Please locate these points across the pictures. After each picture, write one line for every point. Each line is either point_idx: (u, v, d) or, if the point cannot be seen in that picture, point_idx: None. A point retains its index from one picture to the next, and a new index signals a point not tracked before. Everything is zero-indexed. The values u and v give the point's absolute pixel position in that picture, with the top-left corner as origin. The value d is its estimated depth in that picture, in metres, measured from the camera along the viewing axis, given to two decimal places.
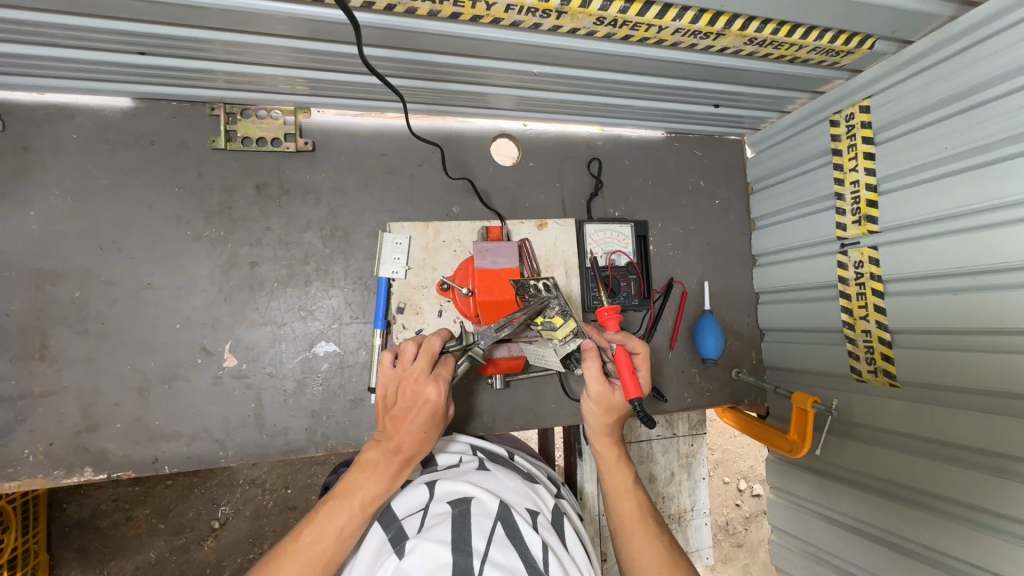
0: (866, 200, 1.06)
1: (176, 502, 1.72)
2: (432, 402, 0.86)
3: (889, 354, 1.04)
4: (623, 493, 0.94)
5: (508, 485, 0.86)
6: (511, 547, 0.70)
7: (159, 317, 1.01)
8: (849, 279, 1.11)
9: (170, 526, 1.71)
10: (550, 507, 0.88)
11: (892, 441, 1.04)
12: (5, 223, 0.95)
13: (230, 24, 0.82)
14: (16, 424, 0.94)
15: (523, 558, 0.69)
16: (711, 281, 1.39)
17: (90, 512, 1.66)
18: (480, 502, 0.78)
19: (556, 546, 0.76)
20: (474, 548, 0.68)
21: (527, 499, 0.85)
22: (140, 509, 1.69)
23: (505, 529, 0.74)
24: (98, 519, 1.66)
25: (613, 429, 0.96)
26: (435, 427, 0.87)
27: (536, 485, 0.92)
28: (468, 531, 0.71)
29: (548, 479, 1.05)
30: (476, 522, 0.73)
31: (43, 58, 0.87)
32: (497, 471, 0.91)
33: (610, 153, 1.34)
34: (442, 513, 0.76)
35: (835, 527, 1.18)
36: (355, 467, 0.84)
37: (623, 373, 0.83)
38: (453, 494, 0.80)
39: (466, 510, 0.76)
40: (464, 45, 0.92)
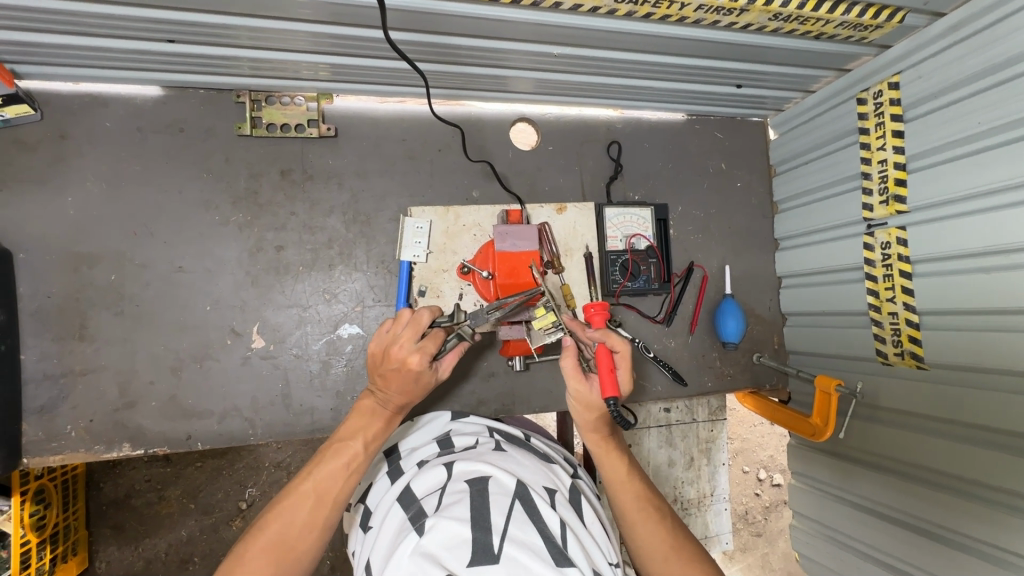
0: (894, 179, 1.04)
1: (206, 482, 1.79)
2: (415, 371, 0.88)
3: (917, 337, 1.01)
4: (619, 484, 0.91)
5: (526, 465, 0.85)
6: (530, 523, 0.71)
7: (191, 298, 1.04)
8: (875, 261, 1.09)
9: (201, 505, 1.77)
10: (567, 486, 0.87)
11: (920, 425, 1.02)
12: (45, 209, 0.99)
13: (256, 9, 0.84)
14: (58, 401, 0.97)
15: (542, 535, 0.70)
16: (732, 265, 1.37)
17: (125, 492, 1.73)
18: (497, 481, 0.78)
19: (573, 523, 0.77)
20: (494, 524, 0.69)
21: (544, 478, 0.84)
22: (172, 489, 1.76)
23: (522, 507, 0.75)
24: (133, 498, 1.73)
25: (601, 424, 0.93)
26: (422, 387, 0.91)
27: (552, 466, 0.91)
28: (486, 508, 0.72)
29: (563, 459, 1.05)
30: (494, 501, 0.73)
31: (79, 47, 0.90)
32: (515, 451, 0.89)
33: (630, 136, 1.33)
34: (460, 492, 0.76)
35: (858, 512, 1.17)
36: (352, 414, 0.91)
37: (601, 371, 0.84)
38: (470, 473, 0.79)
39: (484, 488, 0.76)
40: (484, 26, 0.93)
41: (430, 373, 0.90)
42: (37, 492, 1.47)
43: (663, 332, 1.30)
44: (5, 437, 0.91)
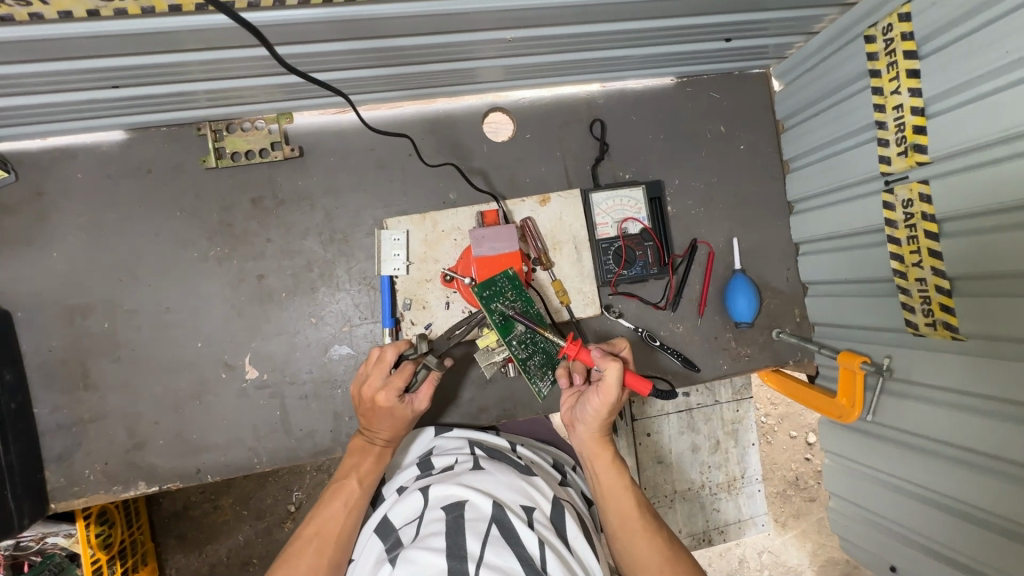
0: (911, 126, 0.90)
1: (256, 490, 1.83)
2: (388, 407, 0.93)
3: (950, 305, 0.89)
4: (614, 493, 0.86)
5: (504, 482, 0.85)
6: (507, 547, 0.72)
7: (182, 337, 1.06)
8: (897, 221, 0.96)
9: (252, 511, 1.83)
10: (548, 499, 0.86)
11: (958, 402, 0.91)
12: (35, 268, 1.02)
13: (183, 44, 0.80)
14: (75, 448, 1.02)
15: (519, 558, 0.70)
16: (741, 237, 1.27)
17: (182, 504, 1.79)
18: (474, 505, 0.78)
19: (554, 541, 0.77)
20: (469, 552, 0.70)
21: (522, 494, 0.84)
22: (225, 499, 1.81)
23: (500, 530, 0.75)
24: (190, 510, 1.80)
25: (605, 427, 0.88)
26: (403, 420, 0.95)
27: (533, 479, 0.89)
28: (462, 535, 0.72)
29: (552, 465, 1.03)
30: (469, 526, 0.74)
31: (32, 107, 0.90)
32: (494, 468, 0.89)
33: (615, 110, 1.23)
34: (436, 520, 0.76)
35: (893, 495, 1.07)
36: (345, 456, 0.96)
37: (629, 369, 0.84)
38: (446, 499, 0.80)
39: (460, 514, 0.76)
40: (426, 23, 0.85)
41: (406, 405, 0.95)
42: (101, 514, 1.54)
43: (669, 317, 1.22)
44: (28, 489, 0.96)
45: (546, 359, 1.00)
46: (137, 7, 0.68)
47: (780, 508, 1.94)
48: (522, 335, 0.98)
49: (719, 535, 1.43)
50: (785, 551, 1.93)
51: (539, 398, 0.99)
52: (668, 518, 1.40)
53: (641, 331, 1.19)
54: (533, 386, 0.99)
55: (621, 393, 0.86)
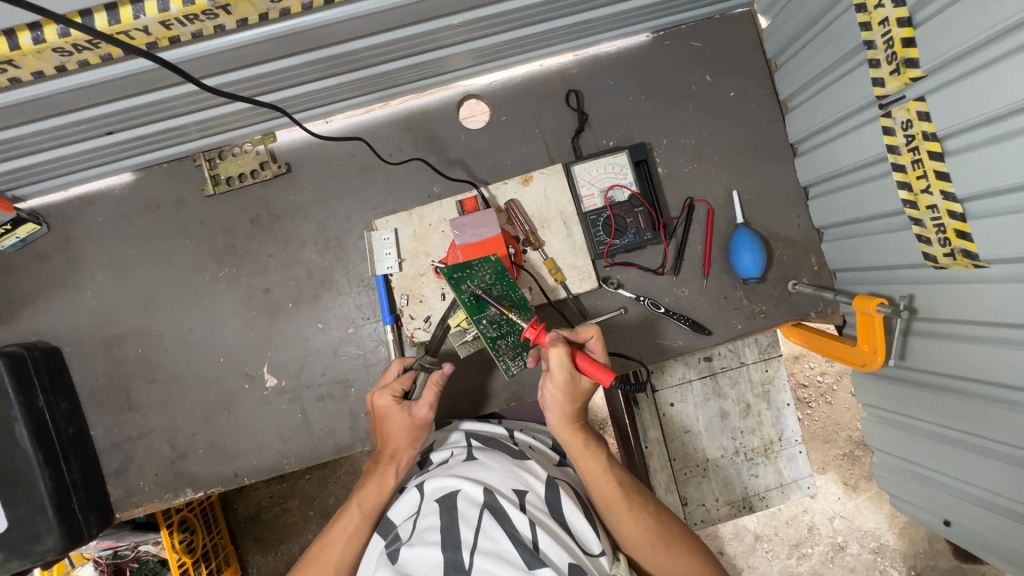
0: (900, 40, 0.82)
1: (318, 491, 1.87)
2: (385, 415, 0.93)
3: (966, 231, 0.81)
4: (597, 478, 0.87)
5: (497, 469, 0.87)
6: (499, 528, 0.74)
7: (205, 354, 1.15)
8: (899, 146, 0.87)
9: (318, 511, 1.86)
10: (542, 480, 0.88)
11: (997, 336, 0.82)
12: (74, 306, 1.14)
13: (149, 84, 0.85)
14: (128, 463, 1.13)
15: (511, 537, 0.73)
16: (741, 189, 1.20)
17: (255, 509, 1.86)
18: (466, 494, 0.81)
19: (547, 520, 0.79)
20: (463, 540, 0.73)
21: (514, 479, 0.85)
22: (292, 500, 1.86)
23: (492, 514, 0.77)
24: (262, 513, 1.86)
25: (574, 413, 0.89)
26: (403, 432, 0.94)
27: (526, 463, 0.91)
28: (456, 525, 0.75)
29: (551, 450, 1.04)
30: (462, 516, 0.76)
31: (45, 164, 1.00)
32: (486, 456, 0.92)
33: (592, 77, 1.20)
34: (432, 512, 0.80)
35: (943, 446, 0.98)
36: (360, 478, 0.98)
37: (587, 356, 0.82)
38: (440, 491, 0.83)
39: (453, 504, 0.79)
40: (369, 24, 0.86)
41: (405, 413, 0.93)
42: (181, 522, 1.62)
43: (672, 282, 1.18)
44: (93, 502, 1.08)
45: (520, 342, 0.97)
46: (94, 56, 0.73)
47: (848, 471, 1.75)
48: (495, 316, 0.95)
49: (761, 501, 1.37)
50: (859, 516, 1.74)
51: (506, 376, 0.93)
52: (703, 487, 1.36)
53: (643, 299, 1.16)
54: (500, 367, 0.94)
55: (580, 379, 0.85)
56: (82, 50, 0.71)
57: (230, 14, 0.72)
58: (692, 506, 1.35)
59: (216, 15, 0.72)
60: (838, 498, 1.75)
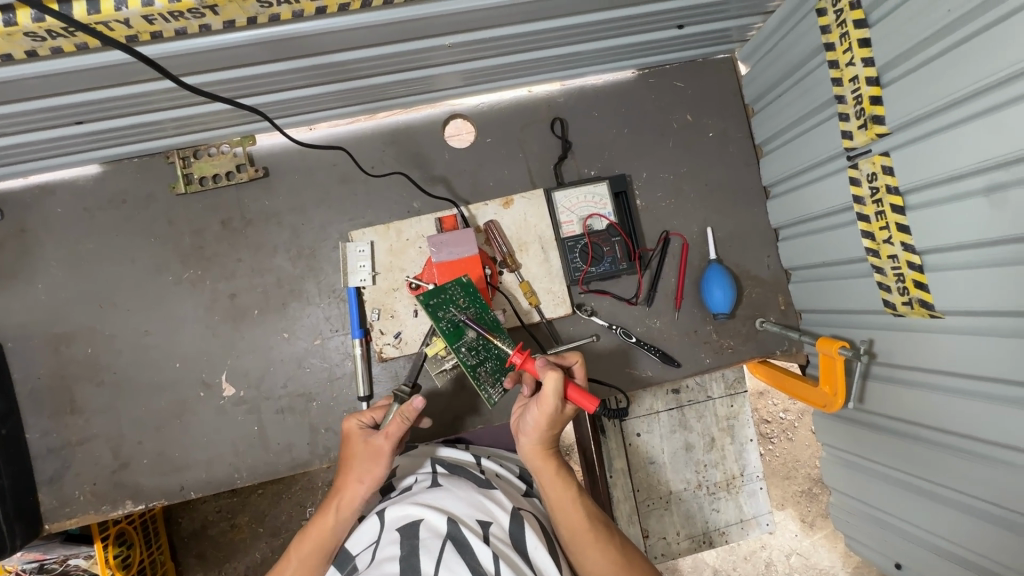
0: (868, 98, 0.86)
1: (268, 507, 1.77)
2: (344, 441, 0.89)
3: (923, 282, 0.84)
4: (562, 505, 0.86)
5: (461, 498, 0.85)
6: (459, 561, 0.72)
7: (160, 359, 1.09)
8: (864, 198, 0.91)
9: (269, 527, 1.75)
10: (507, 512, 0.86)
11: (949, 385, 0.85)
12: (21, 299, 1.07)
13: (125, 77, 0.83)
14: (64, 470, 1.06)
15: (472, 570, 0.71)
16: (716, 226, 1.23)
17: (200, 524, 1.74)
18: (428, 524, 0.79)
19: (511, 554, 0.77)
20: (422, 572, 0.71)
21: (478, 509, 0.84)
22: (240, 516, 1.75)
23: (455, 546, 0.75)
24: (206, 528, 1.74)
25: (547, 439, 0.88)
26: (358, 462, 0.86)
27: (492, 492, 0.89)
28: (416, 556, 0.73)
29: (517, 477, 1.02)
30: (422, 546, 0.74)
31: (4, 148, 0.95)
32: (451, 483, 0.89)
33: (577, 107, 1.22)
34: (392, 542, 0.77)
35: (899, 488, 1.00)
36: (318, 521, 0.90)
37: (574, 386, 0.82)
38: (402, 519, 0.80)
39: (414, 534, 0.77)
40: (359, 37, 0.86)
41: (361, 440, 0.87)
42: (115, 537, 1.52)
43: (644, 313, 1.19)
44: (20, 512, 1.00)
45: (499, 366, 0.96)
46: (70, 44, 0.71)
47: (806, 508, 1.78)
48: (474, 342, 0.95)
49: (721, 536, 1.37)
50: (814, 554, 1.76)
51: (489, 405, 0.93)
52: (665, 520, 1.35)
53: (615, 328, 1.17)
54: (483, 395, 0.94)
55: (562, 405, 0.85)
56: (56, 37, 0.69)
57: (216, 15, 0.71)
58: (653, 537, 1.34)
59: (202, 15, 0.71)
60: (795, 535, 1.77)
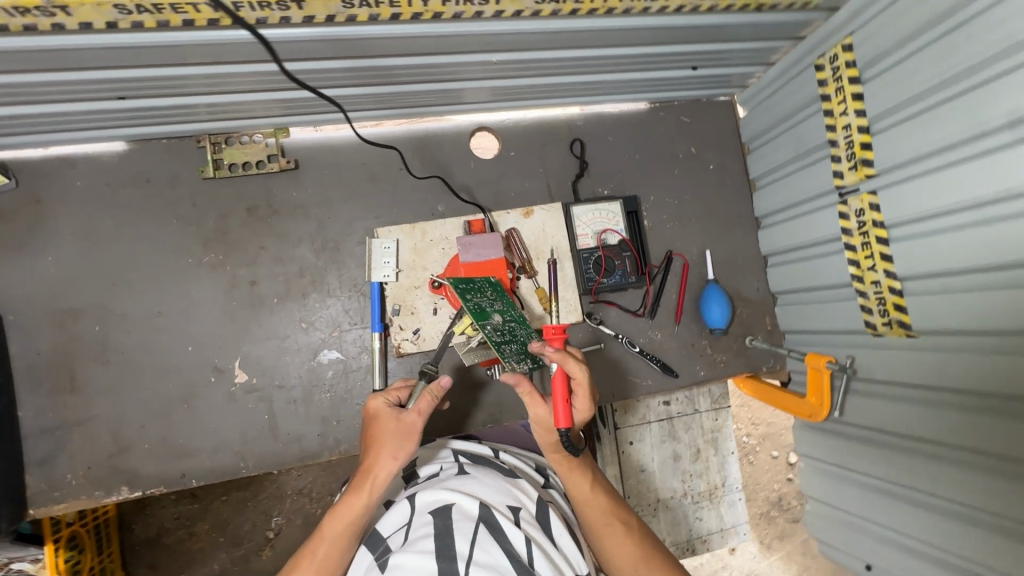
0: (860, 143, 1.00)
1: (233, 516, 1.71)
2: (371, 420, 0.91)
3: (901, 304, 0.97)
4: (586, 499, 0.91)
5: (490, 484, 0.89)
6: (494, 543, 0.76)
7: (172, 342, 1.07)
8: (852, 230, 1.04)
9: (229, 538, 1.70)
10: (534, 499, 0.90)
11: (921, 396, 0.97)
12: (28, 271, 1.03)
13: (188, 57, 0.85)
14: (57, 452, 1.01)
15: (506, 553, 0.75)
16: (713, 249, 1.34)
17: (156, 531, 1.69)
18: (461, 507, 0.81)
19: (540, 539, 0.81)
20: (459, 551, 0.74)
21: (508, 495, 0.87)
22: (200, 524, 1.70)
23: (487, 528, 0.78)
24: (164, 536, 1.68)
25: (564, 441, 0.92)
26: (385, 439, 0.87)
27: (518, 480, 0.93)
28: (452, 536, 0.76)
29: (533, 468, 1.06)
30: (457, 527, 0.77)
31: (38, 115, 0.94)
32: (476, 471, 0.93)
33: (594, 131, 1.32)
34: (426, 523, 0.80)
35: (872, 493, 1.11)
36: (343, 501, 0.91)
37: (556, 397, 0.87)
38: (433, 503, 0.83)
39: (448, 516, 0.80)
40: (418, 44, 0.93)
41: (388, 418, 0.89)
42: (69, 540, 1.45)
43: (648, 325, 1.28)
44: (8, 493, 0.95)
45: (523, 349, 0.99)
46: (153, 21, 0.75)
47: (764, 530, 1.87)
48: (499, 325, 0.97)
49: (702, 544, 1.45)
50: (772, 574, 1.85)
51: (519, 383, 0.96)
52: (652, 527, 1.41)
53: (621, 337, 1.24)
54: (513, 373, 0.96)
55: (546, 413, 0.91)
56: (144, 12, 0.73)
57: (300, 9, 0.78)
58: None
59: (288, 7, 0.77)
60: (755, 557, 1.86)
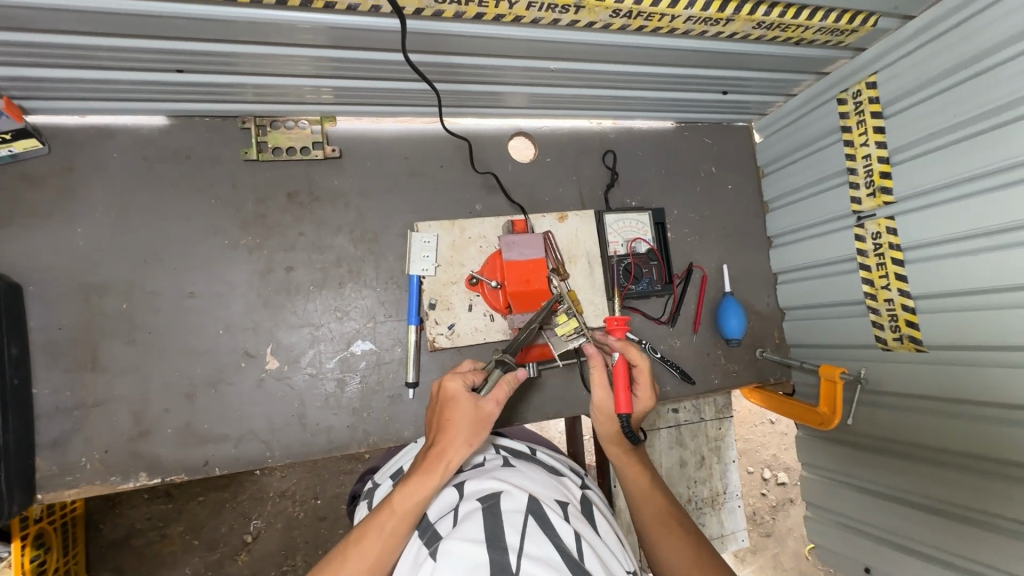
0: (879, 172, 1.09)
1: (209, 518, 1.71)
2: (447, 401, 0.93)
3: (913, 321, 1.06)
4: (644, 495, 0.96)
5: (537, 478, 0.90)
6: (544, 537, 0.75)
7: (202, 324, 1.04)
8: (868, 251, 1.13)
9: (204, 541, 1.69)
10: (576, 498, 0.92)
11: (927, 407, 1.06)
12: (55, 241, 0.99)
13: (262, 35, 0.85)
14: (73, 433, 0.96)
15: (557, 548, 0.74)
16: (729, 264, 1.42)
17: (125, 532, 1.64)
18: (509, 498, 0.81)
19: (587, 536, 0.80)
20: (509, 543, 0.73)
21: (555, 490, 0.89)
22: (173, 526, 1.68)
23: (536, 522, 0.78)
24: (132, 539, 1.64)
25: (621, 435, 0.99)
26: (463, 420, 0.90)
27: (562, 479, 0.95)
28: (500, 528, 0.75)
29: (570, 470, 1.07)
30: (507, 519, 0.76)
31: (89, 81, 0.91)
32: (521, 466, 0.93)
33: (625, 145, 1.38)
34: (474, 512, 0.79)
35: (873, 498, 1.19)
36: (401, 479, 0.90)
37: (622, 388, 0.93)
38: (482, 491, 0.83)
39: (496, 507, 0.79)
40: (487, 45, 0.96)
41: (468, 399, 0.92)
42: (35, 538, 1.38)
43: (669, 332, 1.33)
44: (20, 474, 0.89)
45: None
46: None
47: None
48: None
49: None
50: None
51: None
52: None
53: (644, 343, 1.29)
54: None
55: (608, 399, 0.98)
56: None
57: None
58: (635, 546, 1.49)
59: None
60: None
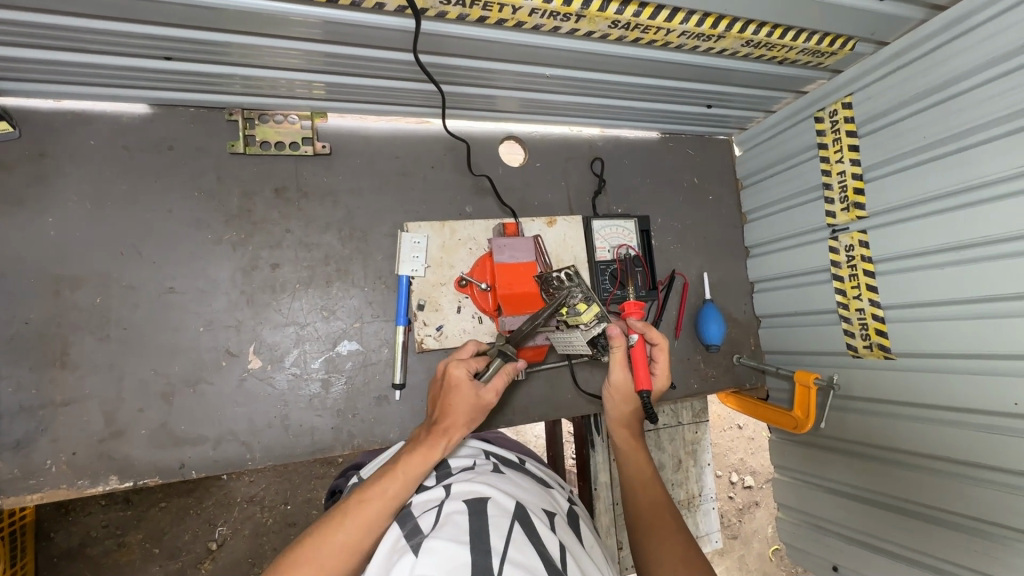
0: (852, 188, 1.15)
1: (172, 525, 1.64)
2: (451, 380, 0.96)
3: (883, 329, 1.11)
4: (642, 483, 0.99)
5: (527, 488, 0.89)
6: (529, 545, 0.71)
7: (182, 321, 1.00)
8: (841, 262, 1.19)
9: (165, 550, 1.62)
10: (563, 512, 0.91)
11: (894, 411, 1.11)
12: (23, 231, 0.93)
13: (257, 26, 0.83)
14: (38, 434, 0.91)
15: (542, 557, 0.70)
16: (710, 272, 1.46)
17: (79, 541, 1.55)
18: (496, 501, 0.77)
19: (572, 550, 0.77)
20: (493, 547, 0.68)
21: (544, 503, 0.88)
22: (133, 534, 1.60)
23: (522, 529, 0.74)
24: (88, 547, 1.55)
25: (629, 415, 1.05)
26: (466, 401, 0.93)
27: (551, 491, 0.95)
28: (486, 530, 0.71)
29: (556, 482, 1.06)
30: (493, 522, 0.72)
31: (67, 64, 0.86)
32: (510, 474, 0.92)
33: (612, 153, 1.41)
34: (459, 510, 0.75)
35: (842, 499, 1.25)
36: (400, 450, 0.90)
37: (642, 366, 0.96)
38: (469, 492, 0.79)
39: (483, 509, 0.75)
40: (485, 48, 0.96)
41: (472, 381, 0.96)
42: None
43: None
44: None
45: None
46: None
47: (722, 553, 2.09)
48: None
49: None
50: None
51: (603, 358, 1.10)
52: None
53: None
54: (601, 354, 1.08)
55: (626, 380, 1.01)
56: None
57: None
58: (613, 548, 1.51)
59: None
60: None
